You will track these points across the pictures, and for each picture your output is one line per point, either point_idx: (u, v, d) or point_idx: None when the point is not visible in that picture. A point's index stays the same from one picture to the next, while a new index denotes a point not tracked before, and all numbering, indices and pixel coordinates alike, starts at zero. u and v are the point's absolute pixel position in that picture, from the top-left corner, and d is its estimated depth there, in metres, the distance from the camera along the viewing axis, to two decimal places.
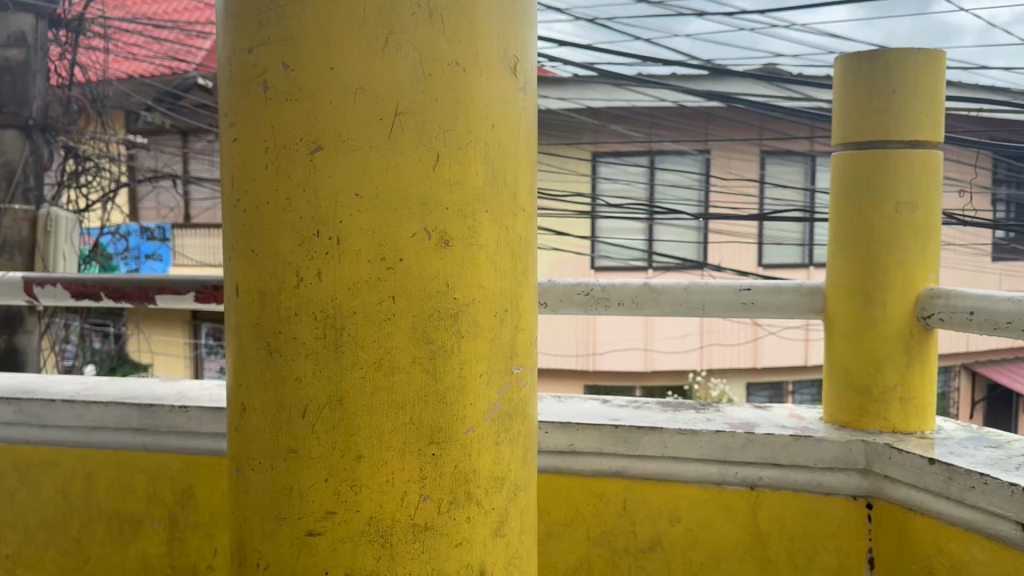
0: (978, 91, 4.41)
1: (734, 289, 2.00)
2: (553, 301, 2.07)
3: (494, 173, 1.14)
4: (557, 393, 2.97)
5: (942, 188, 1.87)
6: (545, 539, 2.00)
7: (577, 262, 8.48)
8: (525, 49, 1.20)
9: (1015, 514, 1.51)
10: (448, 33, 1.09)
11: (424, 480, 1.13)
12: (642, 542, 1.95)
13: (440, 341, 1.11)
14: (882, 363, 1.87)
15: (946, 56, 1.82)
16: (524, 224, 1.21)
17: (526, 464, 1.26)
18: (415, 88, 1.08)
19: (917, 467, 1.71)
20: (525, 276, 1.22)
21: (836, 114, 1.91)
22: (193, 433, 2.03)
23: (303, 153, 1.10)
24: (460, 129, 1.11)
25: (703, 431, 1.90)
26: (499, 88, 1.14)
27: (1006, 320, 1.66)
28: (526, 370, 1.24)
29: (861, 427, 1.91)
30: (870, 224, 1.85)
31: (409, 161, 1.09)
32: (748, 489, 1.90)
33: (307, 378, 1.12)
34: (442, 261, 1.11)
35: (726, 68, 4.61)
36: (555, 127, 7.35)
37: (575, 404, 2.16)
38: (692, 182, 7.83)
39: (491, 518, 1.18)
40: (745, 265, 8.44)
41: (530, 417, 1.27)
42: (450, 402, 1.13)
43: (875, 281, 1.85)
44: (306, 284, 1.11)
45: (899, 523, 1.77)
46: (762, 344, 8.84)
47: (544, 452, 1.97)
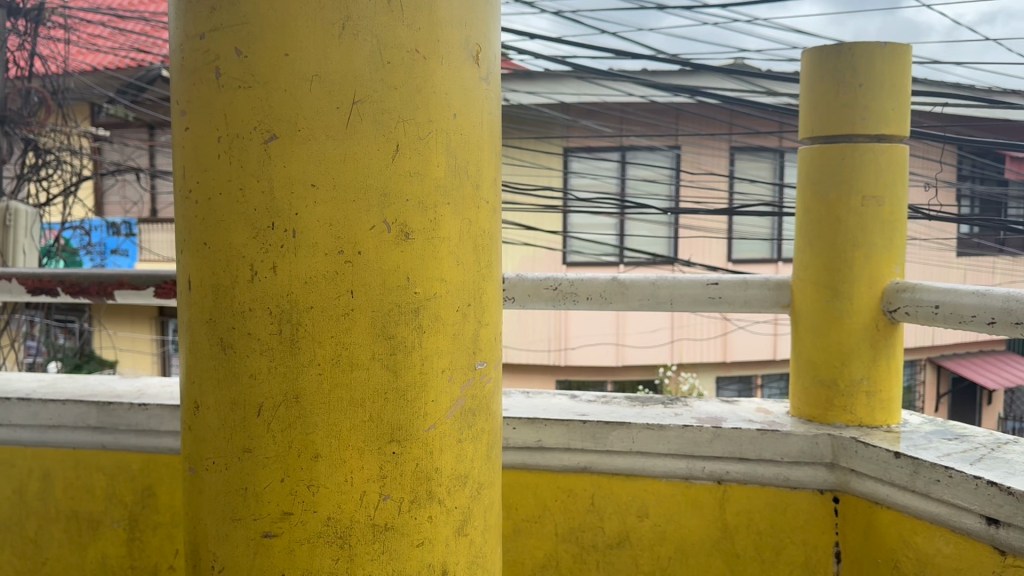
0: (945, 87, 4.45)
1: (701, 283, 1.99)
2: (522, 296, 2.04)
3: (455, 164, 1.12)
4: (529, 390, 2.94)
5: (908, 182, 1.87)
6: (513, 537, 1.98)
7: (548, 257, 8.50)
8: (487, 38, 1.17)
9: (979, 507, 1.52)
10: (406, 19, 1.06)
11: (384, 479, 1.10)
12: (611, 538, 1.94)
13: (401, 337, 1.08)
14: (848, 358, 1.86)
15: (911, 51, 1.83)
16: (486, 217, 1.19)
17: (490, 463, 1.23)
18: (372, 75, 1.05)
19: (883, 461, 1.72)
20: (489, 270, 1.20)
21: (803, 108, 1.91)
22: (153, 431, 1.98)
23: (256, 143, 1.06)
24: (420, 118, 1.08)
25: (670, 426, 1.89)
26: (460, 78, 1.11)
27: (971, 315, 1.67)
28: (489, 366, 1.21)
29: (827, 421, 1.91)
30: (838, 217, 1.85)
31: (369, 149, 1.05)
32: (715, 483, 1.89)
33: (262, 375, 1.08)
34: (402, 255, 1.08)
35: (696, 62, 4.61)
36: (525, 122, 7.33)
37: (544, 399, 2.14)
38: (662, 177, 7.87)
39: (454, 517, 1.16)
40: (715, 260, 8.49)
41: (494, 416, 1.25)
42: (411, 399, 1.10)
43: (840, 276, 1.85)
44: (259, 278, 1.07)
45: (866, 517, 1.77)
46: (732, 338, 8.88)
47: (511, 448, 1.96)
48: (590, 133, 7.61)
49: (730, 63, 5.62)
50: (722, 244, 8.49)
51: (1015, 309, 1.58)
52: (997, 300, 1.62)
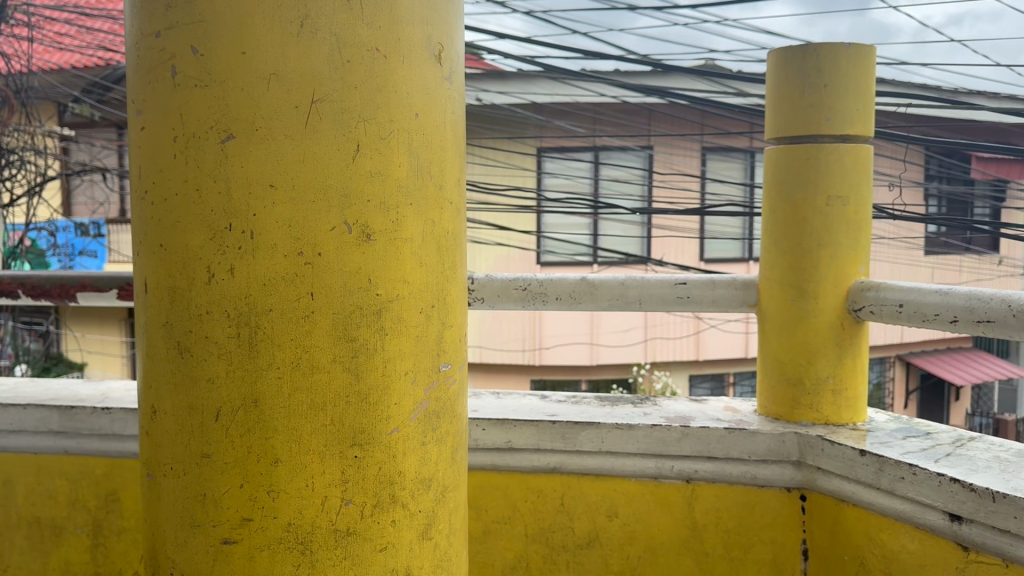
0: (912, 88, 4.49)
1: (670, 283, 1.99)
2: (491, 296, 2.03)
3: (418, 164, 1.10)
4: (502, 390, 2.92)
5: (872, 182, 1.88)
6: (483, 538, 1.97)
7: (522, 257, 8.50)
8: (450, 38, 1.16)
9: (943, 504, 1.53)
10: (367, 18, 1.05)
11: (345, 483, 1.08)
12: (580, 538, 1.94)
13: (363, 339, 1.07)
14: (814, 356, 1.88)
15: (875, 52, 1.84)
16: (450, 217, 1.18)
17: (455, 466, 1.22)
18: (332, 75, 1.04)
19: (849, 459, 1.73)
20: (454, 271, 1.19)
21: (769, 109, 1.92)
22: (117, 436, 1.95)
23: (213, 142, 1.04)
24: (381, 117, 1.06)
25: (639, 425, 1.89)
26: (422, 76, 1.10)
27: (934, 313, 1.69)
28: (454, 368, 1.20)
29: (794, 420, 1.92)
30: (803, 217, 1.86)
31: (329, 150, 1.04)
32: (684, 482, 1.89)
33: (221, 379, 1.07)
34: (364, 256, 1.06)
35: (667, 62, 4.62)
36: (498, 122, 7.32)
37: (514, 399, 2.14)
38: (634, 177, 7.89)
39: (418, 521, 1.15)
40: (687, 259, 8.53)
41: (460, 418, 1.24)
42: (373, 401, 1.08)
43: (806, 275, 1.86)
44: (217, 281, 1.05)
45: (833, 513, 1.78)
46: (705, 337, 8.93)
47: (480, 449, 1.95)
48: (562, 133, 7.62)
49: (700, 64, 5.64)
50: (695, 243, 8.54)
51: (976, 307, 1.60)
52: (960, 299, 1.64)
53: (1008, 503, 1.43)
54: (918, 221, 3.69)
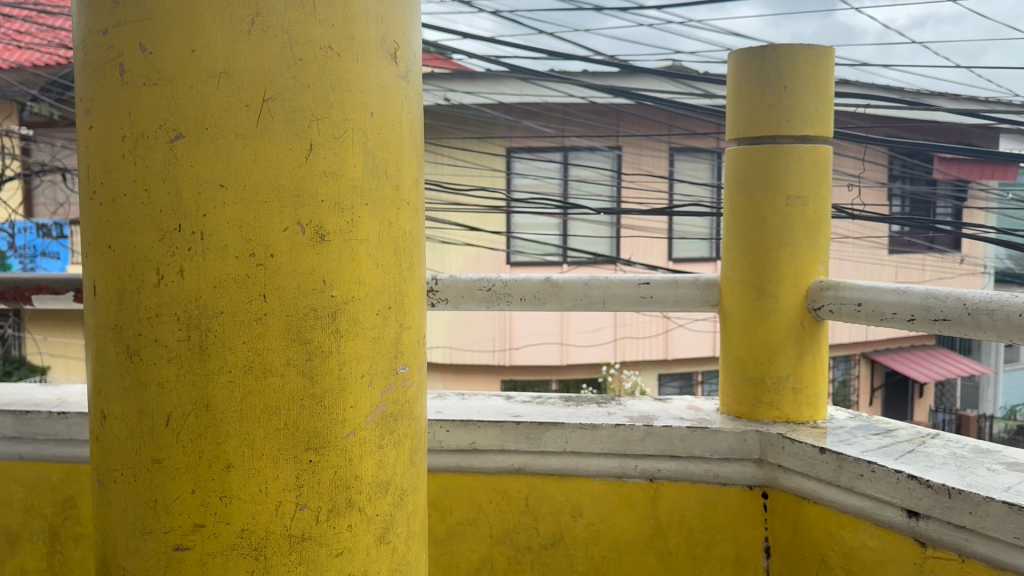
0: (875, 90, 4.56)
1: (633, 282, 2.00)
2: (454, 297, 2.02)
3: (373, 163, 1.09)
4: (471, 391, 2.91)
5: (831, 182, 1.90)
6: (447, 541, 1.96)
7: (492, 257, 8.49)
8: (407, 36, 1.15)
9: (901, 501, 1.55)
10: (320, 16, 1.03)
11: (300, 488, 1.06)
12: (544, 538, 1.93)
13: (317, 342, 1.05)
14: (775, 354, 1.89)
15: (833, 53, 1.86)
16: (408, 217, 1.16)
17: (414, 469, 1.21)
18: (284, 73, 1.02)
19: (809, 457, 1.74)
20: (411, 272, 1.18)
21: (730, 111, 1.92)
22: (73, 441, 1.91)
23: (162, 142, 1.02)
24: (335, 117, 1.05)
25: (603, 425, 1.90)
26: (377, 76, 1.09)
27: (892, 311, 1.70)
28: (412, 370, 1.19)
29: (756, 418, 1.93)
30: (763, 217, 1.87)
31: (281, 150, 1.02)
32: (647, 481, 1.90)
33: (170, 383, 1.05)
34: (317, 257, 1.05)
35: (633, 63, 4.64)
36: (466, 123, 7.31)
37: (479, 400, 2.13)
38: (602, 177, 7.92)
39: (376, 524, 1.13)
40: (656, 259, 8.58)
41: (419, 420, 1.22)
42: (329, 405, 1.07)
43: (766, 275, 1.88)
44: (166, 283, 1.03)
45: (794, 511, 1.80)
46: (673, 336, 8.98)
47: (444, 451, 1.94)
48: (531, 133, 7.63)
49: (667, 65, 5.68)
50: (663, 243, 8.59)
51: (932, 305, 1.63)
52: (917, 297, 1.66)
53: (963, 499, 1.45)
54: (880, 220, 3.74)
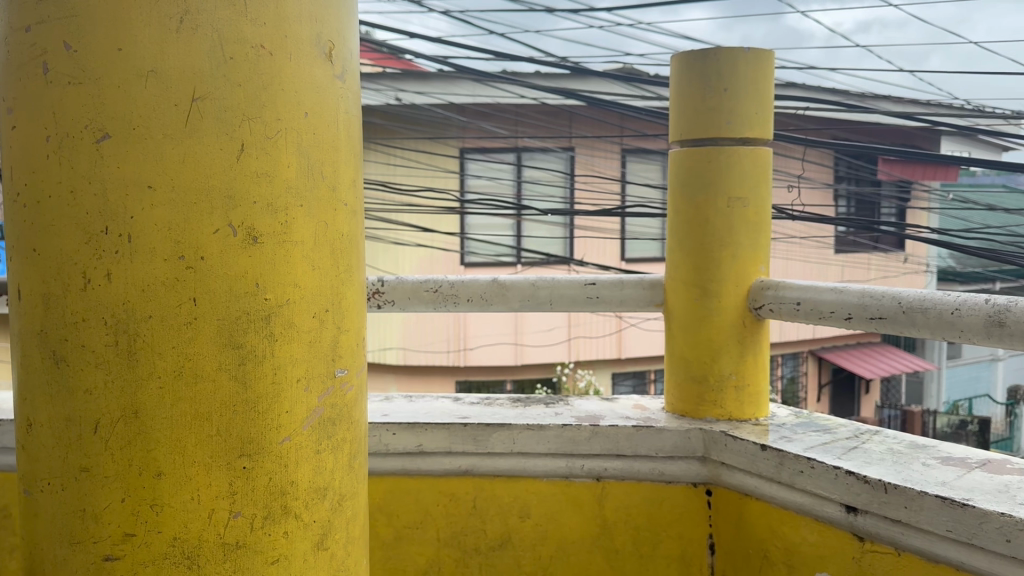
0: (821, 93, 4.64)
1: (579, 283, 2.00)
2: (401, 299, 2.01)
3: (307, 163, 1.07)
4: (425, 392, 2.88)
5: (771, 183, 1.93)
6: (393, 545, 1.95)
7: (445, 258, 8.45)
8: (343, 35, 1.13)
9: (840, 496, 1.58)
10: (251, 16, 1.02)
11: (234, 495, 1.05)
12: (491, 539, 1.93)
13: (250, 346, 1.04)
14: (717, 354, 1.91)
15: (773, 56, 1.89)
16: (346, 219, 1.15)
17: (353, 474, 1.20)
18: (214, 73, 1.00)
19: (750, 454, 1.77)
20: (349, 273, 1.16)
21: (673, 112, 1.94)
22: (6, 450, 1.84)
23: (88, 143, 1.00)
24: (267, 117, 1.03)
25: (550, 425, 1.90)
26: (311, 76, 1.07)
27: (830, 310, 1.73)
28: (351, 374, 1.17)
29: (699, 416, 1.95)
30: (706, 218, 1.90)
31: (211, 151, 1.00)
32: (594, 481, 1.91)
33: (99, 390, 1.02)
34: (250, 259, 1.03)
35: (585, 64, 4.65)
36: (418, 123, 7.27)
37: (426, 402, 2.11)
38: (555, 178, 7.95)
39: (312, 531, 1.12)
40: (608, 259, 8.63)
41: (359, 425, 1.21)
42: (262, 411, 1.05)
43: (709, 274, 1.90)
44: (94, 287, 1.01)
45: (737, 508, 1.82)
46: (626, 335, 9.04)
47: (390, 454, 1.92)
48: (484, 134, 7.61)
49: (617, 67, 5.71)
50: (616, 244, 8.65)
51: (869, 305, 1.66)
52: (854, 296, 1.70)
53: (899, 493, 1.48)
54: (822, 220, 3.78)
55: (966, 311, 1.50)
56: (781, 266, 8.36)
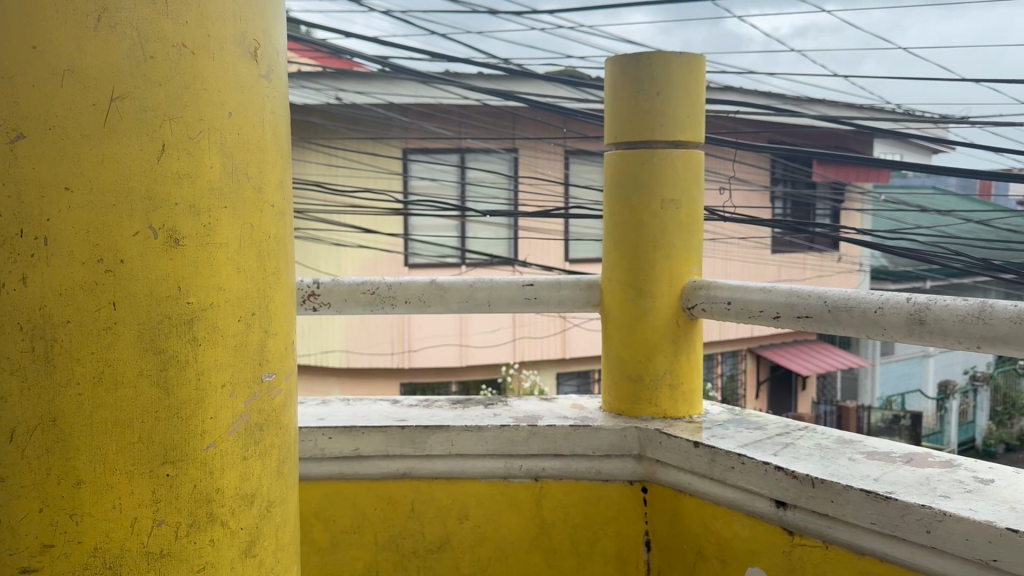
0: (758, 96, 4.73)
1: (517, 284, 2.01)
2: (337, 301, 1.99)
3: (232, 164, 1.06)
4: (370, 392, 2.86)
5: (703, 185, 1.96)
6: (329, 551, 1.93)
7: (389, 259, 8.39)
8: (269, 35, 1.12)
9: (769, 491, 1.61)
10: (172, 14, 1.00)
11: (157, 503, 1.03)
12: (429, 542, 1.93)
13: (173, 352, 1.02)
14: (652, 353, 1.94)
15: (704, 60, 1.92)
16: (273, 220, 1.13)
17: (282, 479, 1.19)
18: (133, 71, 0.98)
19: (683, 451, 1.79)
20: (276, 276, 1.15)
21: (607, 115, 1.96)
22: None
23: (2, 143, 0.97)
24: (188, 117, 1.01)
25: (487, 427, 1.90)
26: (235, 76, 1.06)
27: (760, 310, 1.77)
28: (279, 378, 1.16)
29: (635, 415, 1.98)
30: (640, 219, 1.92)
31: (131, 151, 0.98)
32: (532, 481, 1.91)
33: (15, 397, 0.99)
34: (173, 263, 1.01)
35: (527, 66, 4.66)
36: (360, 124, 7.20)
37: (364, 406, 2.10)
38: (499, 179, 7.96)
39: (240, 538, 1.10)
40: (552, 260, 8.68)
41: (287, 428, 1.20)
42: (186, 417, 1.03)
43: (643, 275, 1.92)
44: (9, 291, 0.98)
45: (672, 505, 1.84)
46: (571, 335, 9.09)
47: (327, 458, 1.90)
48: (427, 134, 7.58)
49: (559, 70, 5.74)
50: (560, 245, 8.70)
51: (796, 304, 1.70)
52: (782, 296, 1.74)
53: (825, 488, 1.52)
54: (754, 220, 3.73)
55: (888, 309, 1.54)
56: (720, 266, 8.43)
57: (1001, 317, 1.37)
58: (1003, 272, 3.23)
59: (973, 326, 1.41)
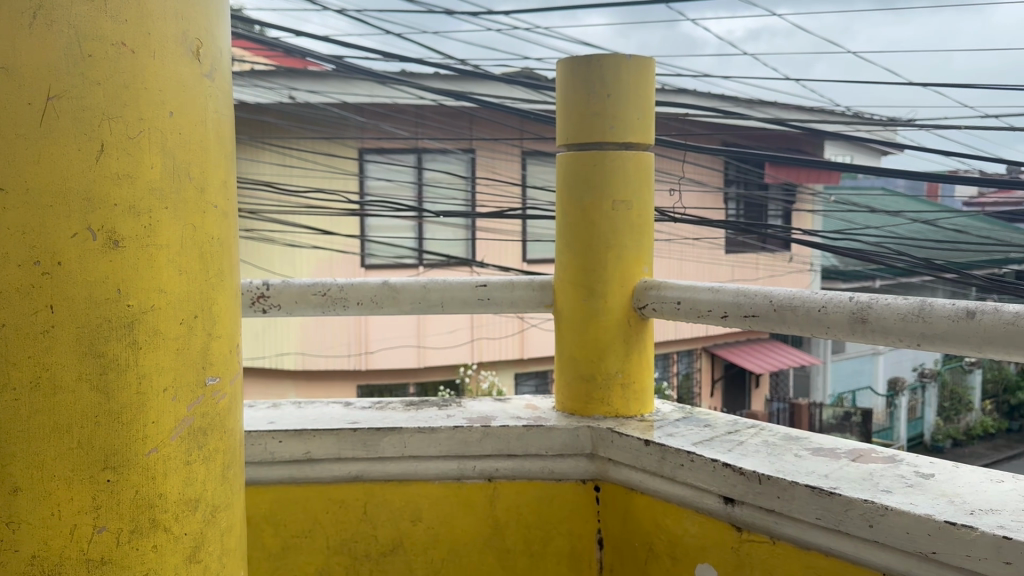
0: (712, 99, 4.79)
1: (470, 285, 2.01)
2: (288, 303, 1.97)
3: (174, 165, 1.04)
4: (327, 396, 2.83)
5: (654, 187, 1.97)
6: (281, 555, 1.91)
7: (344, 260, 8.33)
8: (212, 33, 1.10)
9: (718, 488, 1.64)
10: (111, 12, 0.98)
11: (97, 510, 1.01)
12: (382, 545, 1.92)
13: (112, 355, 1.00)
14: (604, 353, 1.95)
15: (654, 64, 1.94)
16: (216, 222, 1.12)
17: (227, 484, 1.17)
18: (70, 69, 0.97)
19: (635, 449, 1.81)
20: (221, 278, 1.13)
21: (559, 117, 1.97)
22: None
23: None
24: (128, 116, 1.00)
25: (441, 428, 1.90)
26: (177, 75, 1.04)
27: (708, 309, 1.79)
28: (224, 382, 1.14)
29: (588, 414, 1.99)
30: (591, 220, 1.93)
31: (69, 151, 0.97)
32: (485, 481, 1.91)
33: None
34: (112, 264, 0.99)
35: (484, 66, 4.66)
36: (315, 124, 7.14)
37: (315, 409, 2.08)
38: (456, 180, 7.95)
39: (183, 544, 1.09)
40: (509, 261, 8.70)
41: (233, 432, 1.18)
42: (127, 422, 1.01)
43: (595, 275, 1.94)
44: None
45: (624, 503, 1.86)
46: (529, 336, 9.11)
47: (277, 462, 1.88)
48: (383, 134, 7.55)
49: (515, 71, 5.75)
50: (517, 245, 8.71)
51: (743, 303, 1.73)
52: (730, 295, 1.76)
53: (771, 484, 1.54)
54: (706, 221, 3.75)
55: (832, 308, 1.57)
56: (676, 265, 8.55)
57: (940, 315, 1.40)
58: (946, 272, 3.31)
59: (913, 325, 1.44)
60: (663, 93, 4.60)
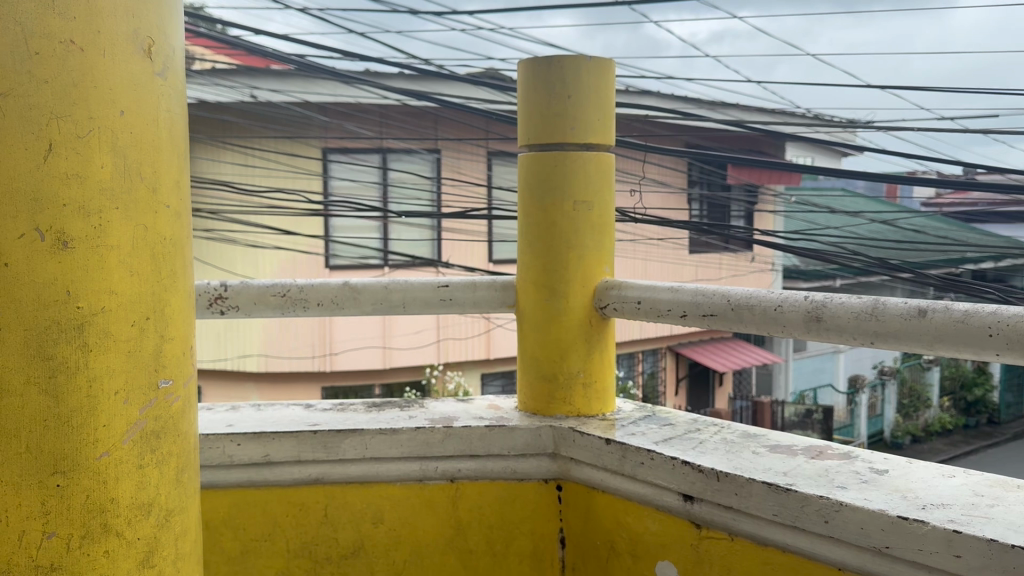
0: (674, 101, 4.83)
1: (432, 285, 2.00)
2: (246, 304, 1.95)
3: (125, 165, 1.02)
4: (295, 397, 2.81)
5: (614, 187, 1.98)
6: (241, 559, 1.90)
7: (308, 260, 8.27)
8: (164, 30, 1.08)
9: (677, 486, 1.65)
10: (58, 8, 0.96)
11: (46, 514, 0.99)
12: (343, 547, 1.91)
13: (61, 358, 0.99)
14: (566, 353, 1.96)
15: (614, 64, 1.95)
16: (169, 221, 1.10)
17: (182, 487, 1.15)
18: (17, 67, 0.95)
19: (596, 448, 1.82)
20: (174, 278, 1.12)
21: (520, 118, 1.97)
22: None
23: None
24: (77, 115, 0.98)
25: (402, 429, 1.89)
26: (129, 71, 1.02)
27: (668, 308, 1.81)
28: (178, 384, 1.12)
29: (549, 414, 1.99)
30: (552, 220, 1.94)
31: (16, 150, 0.95)
32: (447, 482, 1.91)
33: None
34: (61, 266, 0.98)
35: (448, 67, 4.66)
36: (278, 123, 7.08)
37: (276, 411, 2.06)
38: (421, 180, 7.94)
39: (136, 549, 1.07)
40: (474, 261, 8.70)
41: (188, 434, 1.16)
42: (75, 425, 1.00)
43: (556, 275, 1.94)
44: None
45: (586, 502, 1.87)
46: (495, 336, 9.11)
47: (236, 465, 1.86)
48: (347, 134, 7.51)
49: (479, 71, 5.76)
50: (482, 245, 8.71)
51: (702, 302, 1.74)
52: (689, 295, 1.77)
53: (729, 481, 1.56)
54: (669, 221, 3.78)
55: (788, 307, 1.59)
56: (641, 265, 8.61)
57: (893, 314, 1.43)
58: (903, 271, 3.38)
59: (866, 323, 1.46)
60: (627, 94, 4.63)
